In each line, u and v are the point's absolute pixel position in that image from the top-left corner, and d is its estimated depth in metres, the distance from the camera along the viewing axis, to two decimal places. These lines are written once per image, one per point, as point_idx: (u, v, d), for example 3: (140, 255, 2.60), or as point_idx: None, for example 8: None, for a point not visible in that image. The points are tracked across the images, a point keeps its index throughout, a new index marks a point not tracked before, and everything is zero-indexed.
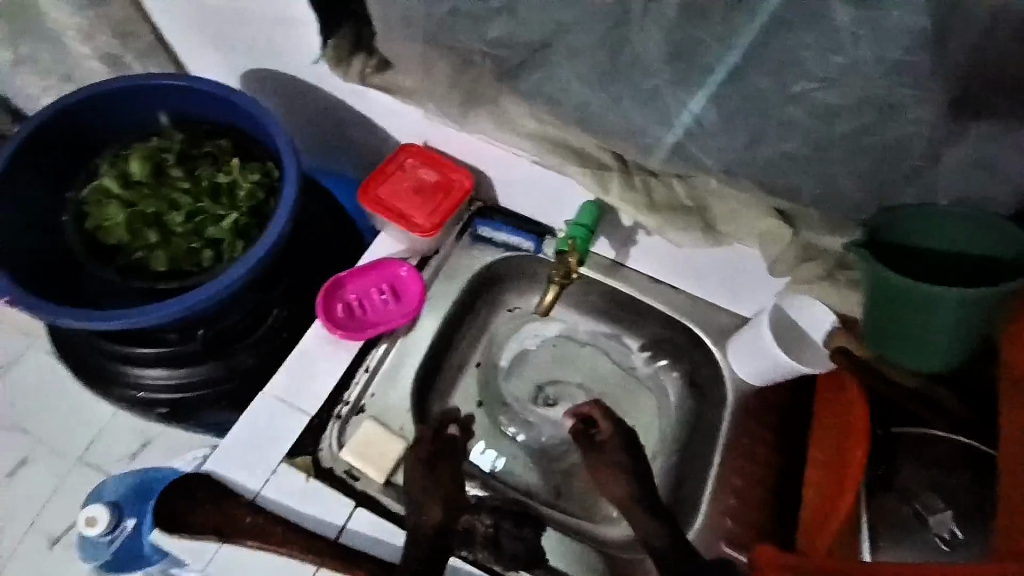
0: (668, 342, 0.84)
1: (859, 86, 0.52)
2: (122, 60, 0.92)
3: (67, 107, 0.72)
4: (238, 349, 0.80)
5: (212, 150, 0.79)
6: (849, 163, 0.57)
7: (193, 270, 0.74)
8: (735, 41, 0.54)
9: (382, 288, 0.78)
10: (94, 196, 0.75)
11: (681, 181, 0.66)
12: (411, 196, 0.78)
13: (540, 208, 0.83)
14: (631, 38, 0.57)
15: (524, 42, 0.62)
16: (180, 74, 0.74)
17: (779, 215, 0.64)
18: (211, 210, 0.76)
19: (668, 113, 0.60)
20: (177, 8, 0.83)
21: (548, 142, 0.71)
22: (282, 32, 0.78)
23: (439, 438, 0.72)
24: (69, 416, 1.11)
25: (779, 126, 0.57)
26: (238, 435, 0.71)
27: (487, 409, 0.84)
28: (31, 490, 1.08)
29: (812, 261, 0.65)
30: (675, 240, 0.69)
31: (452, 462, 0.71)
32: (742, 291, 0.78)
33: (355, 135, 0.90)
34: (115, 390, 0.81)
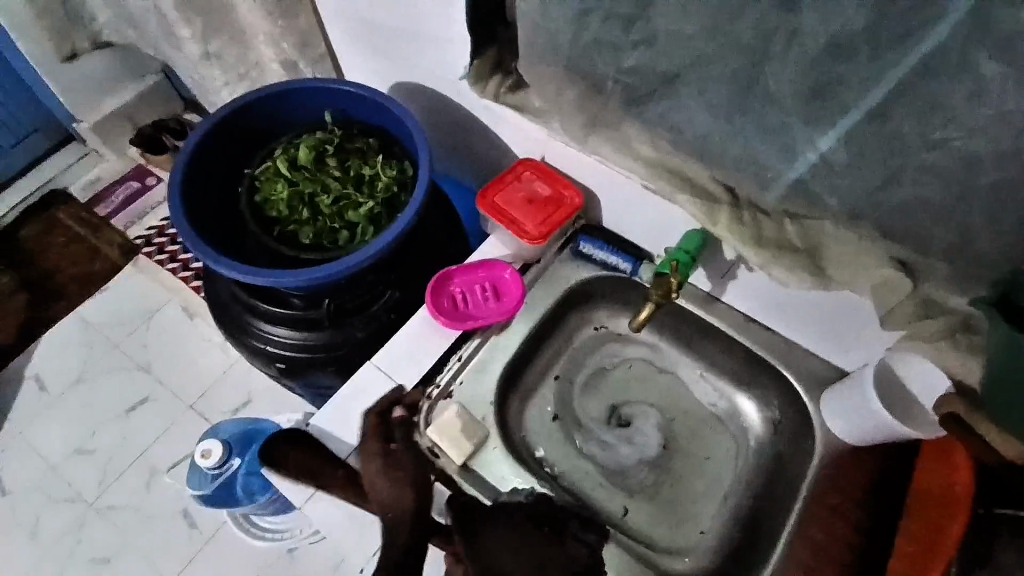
0: (757, 379, 0.84)
1: (1012, 141, 0.49)
2: (296, 65, 1.07)
3: (258, 97, 0.85)
4: (352, 323, 0.89)
5: (362, 147, 0.89)
6: (984, 218, 0.55)
7: (330, 247, 0.85)
8: (876, 84, 0.53)
9: (484, 286, 0.84)
10: (263, 173, 0.88)
11: (793, 220, 0.67)
12: (524, 205, 0.84)
13: (643, 233, 0.86)
14: (765, 76, 0.58)
15: (656, 73, 0.66)
16: (353, 80, 0.85)
17: (901, 267, 0.62)
18: (352, 196, 0.87)
19: (792, 150, 0.62)
20: (350, 21, 0.96)
21: (662, 168, 0.73)
22: (435, 49, 0.87)
23: (382, 425, 0.75)
24: (193, 365, 1.28)
25: (915, 172, 0.56)
26: (342, 396, 0.78)
27: (562, 425, 0.86)
28: (148, 425, 1.24)
29: (930, 319, 0.62)
30: (780, 279, 0.68)
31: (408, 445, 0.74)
32: (844, 340, 0.76)
33: (480, 147, 0.99)
34: (245, 342, 0.93)
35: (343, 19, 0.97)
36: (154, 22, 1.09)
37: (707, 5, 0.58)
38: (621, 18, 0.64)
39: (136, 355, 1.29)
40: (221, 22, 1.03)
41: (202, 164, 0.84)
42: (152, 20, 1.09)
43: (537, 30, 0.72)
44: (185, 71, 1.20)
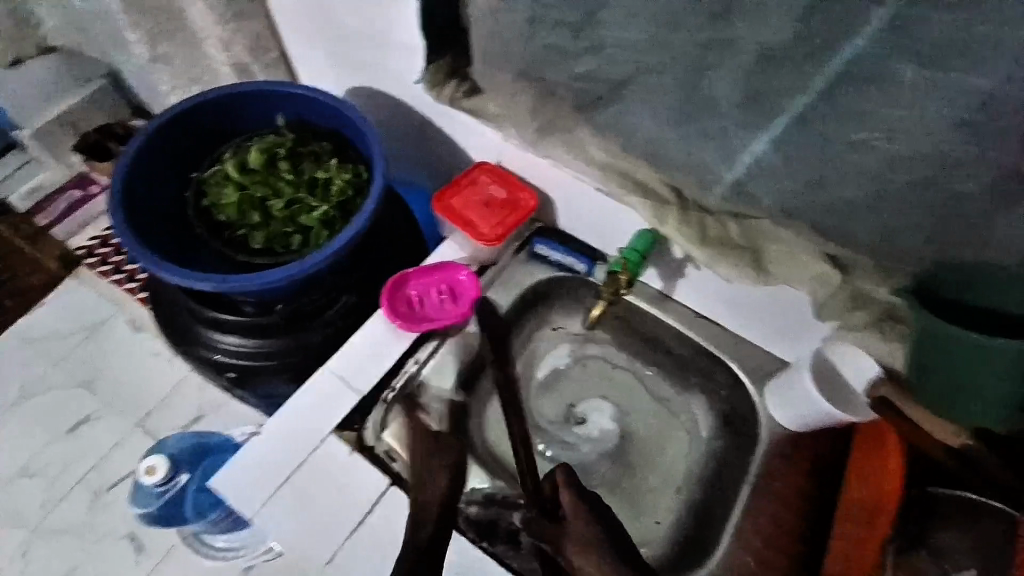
0: (708, 373, 0.86)
1: (923, 143, 0.53)
2: (249, 69, 1.06)
3: (205, 100, 0.84)
4: (308, 328, 0.88)
5: (315, 150, 0.89)
6: (904, 216, 0.59)
7: (283, 251, 0.84)
8: (802, 92, 0.56)
9: (441, 289, 0.85)
10: (214, 177, 0.86)
11: (736, 219, 0.70)
12: (480, 208, 0.85)
13: (597, 235, 0.89)
14: (704, 83, 0.61)
15: (604, 79, 0.68)
16: (304, 84, 0.85)
17: (831, 261, 0.66)
18: (305, 200, 0.86)
19: (732, 153, 0.65)
20: (305, 26, 0.96)
21: (613, 172, 0.76)
22: (392, 55, 0.88)
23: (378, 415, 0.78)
24: (139, 379, 1.22)
25: (840, 173, 0.59)
26: (296, 404, 0.78)
27: None
28: (93, 444, 1.18)
29: (861, 309, 0.66)
30: (725, 275, 0.72)
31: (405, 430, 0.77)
32: (785, 334, 0.80)
33: (437, 152, 0.99)
34: (194, 352, 0.90)
35: (298, 23, 0.97)
36: (100, 24, 1.06)
37: (648, 15, 0.60)
38: (567, 25, 0.66)
39: (79, 371, 1.23)
40: (170, 26, 1.01)
41: (146, 167, 0.82)
42: (98, 22, 1.06)
43: (491, 36, 0.74)
44: (134, 75, 1.17)
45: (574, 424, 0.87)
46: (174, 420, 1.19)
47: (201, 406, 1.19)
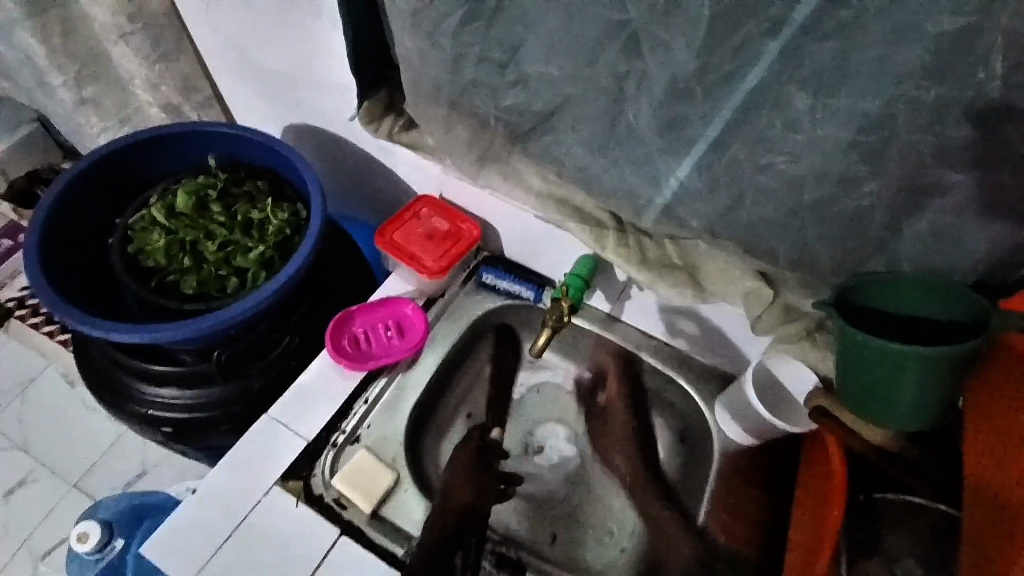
0: (660, 392, 0.87)
1: (829, 163, 0.56)
2: (181, 109, 1.03)
3: (126, 144, 0.83)
4: (249, 374, 0.84)
5: (249, 190, 0.87)
6: (822, 231, 0.61)
7: (217, 295, 0.81)
8: (714, 118, 0.58)
9: (387, 324, 0.84)
10: (140, 223, 0.83)
11: (672, 241, 0.73)
12: (423, 241, 0.85)
13: (542, 261, 0.89)
14: (626, 112, 0.63)
15: (532, 111, 0.70)
16: (231, 122, 0.85)
17: (762, 278, 0.69)
18: (240, 241, 0.84)
19: (657, 178, 0.66)
20: (236, 66, 0.95)
21: (553, 200, 0.78)
22: (326, 92, 0.88)
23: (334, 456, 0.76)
24: (74, 437, 1.15)
25: (755, 195, 0.61)
26: (237, 455, 0.74)
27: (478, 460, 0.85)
28: (22, 512, 1.09)
29: (793, 321, 0.69)
30: (664, 294, 0.75)
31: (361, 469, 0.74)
32: (728, 349, 0.82)
33: (379, 186, 0.99)
34: (125, 407, 0.85)
35: (228, 64, 0.95)
36: (21, 70, 1.02)
37: (566, 51, 0.62)
38: (492, 62, 0.68)
39: (10, 432, 1.15)
40: (95, 69, 0.98)
41: (70, 210, 0.82)
42: (20, 67, 1.02)
43: (418, 73, 0.74)
44: (61, 120, 1.13)
45: (531, 453, 0.87)
46: (115, 477, 1.12)
47: (144, 461, 1.12)
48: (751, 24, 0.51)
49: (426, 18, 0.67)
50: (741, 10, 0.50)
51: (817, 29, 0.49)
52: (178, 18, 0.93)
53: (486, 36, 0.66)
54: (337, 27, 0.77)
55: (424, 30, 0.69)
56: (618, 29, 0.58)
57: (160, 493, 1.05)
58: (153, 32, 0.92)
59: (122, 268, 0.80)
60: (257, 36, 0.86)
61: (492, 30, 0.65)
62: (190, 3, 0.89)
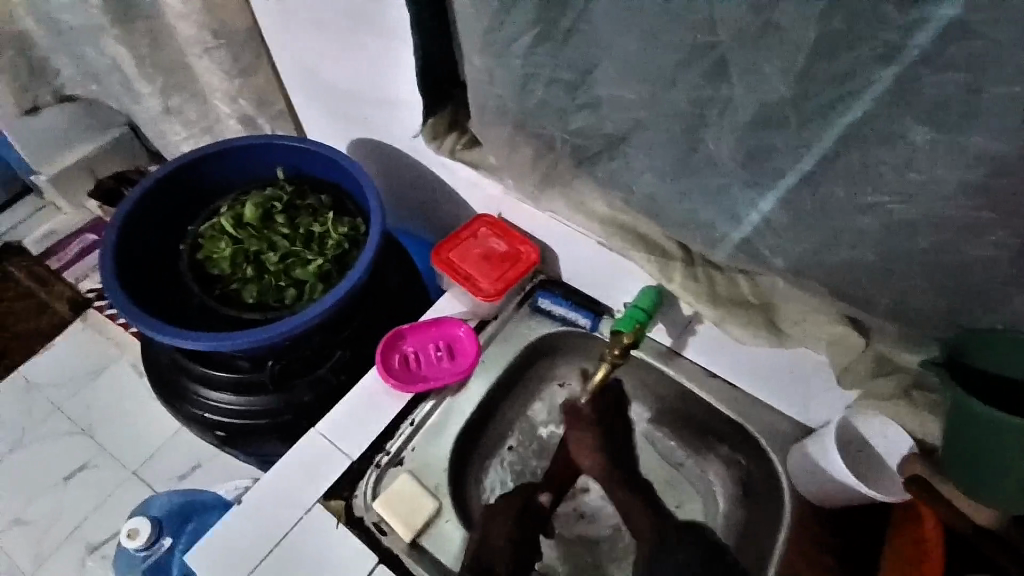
0: (722, 436, 0.81)
1: (938, 205, 0.50)
2: (255, 121, 1.07)
3: (201, 156, 0.86)
4: (299, 385, 0.84)
5: (313, 203, 0.88)
6: (927, 280, 0.55)
7: (275, 305, 0.82)
8: (807, 149, 0.53)
9: (438, 345, 0.82)
10: (208, 231, 0.85)
11: (746, 277, 0.68)
12: (479, 262, 0.83)
13: (600, 288, 0.85)
14: (705, 139, 0.59)
15: (602, 135, 0.66)
16: (300, 136, 0.86)
17: (850, 324, 0.64)
18: (301, 253, 0.84)
19: (736, 212, 0.61)
20: (307, 81, 0.97)
21: (618, 227, 0.74)
22: (392, 109, 0.89)
23: (377, 476, 0.74)
24: (136, 428, 1.19)
25: (851, 235, 0.55)
26: (280, 469, 0.73)
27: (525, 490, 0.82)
28: (83, 494, 1.14)
29: (885, 377, 0.64)
30: (737, 336, 0.70)
31: (405, 493, 0.72)
32: (802, 397, 0.76)
33: (438, 204, 0.98)
34: (182, 408, 0.88)
35: (300, 79, 0.97)
36: (114, 77, 1.08)
37: (643, 74, 0.58)
38: (563, 83, 0.65)
39: (78, 418, 1.20)
40: (180, 80, 1.03)
41: (144, 216, 0.85)
42: (112, 75, 1.08)
43: (485, 93, 0.72)
44: (146, 126, 1.19)
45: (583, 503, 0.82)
46: (170, 470, 1.15)
47: (198, 455, 1.16)
48: (861, 49, 0.45)
49: (497, 38, 0.66)
50: (850, 35, 0.45)
51: (940, 57, 0.43)
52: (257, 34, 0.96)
53: (558, 56, 0.63)
54: (406, 44, 0.77)
55: (495, 50, 0.67)
56: (702, 52, 0.53)
57: (209, 492, 1.08)
58: (234, 47, 0.95)
59: (188, 275, 0.82)
60: (330, 53, 0.87)
61: (565, 51, 0.62)
62: (269, 22, 0.91)
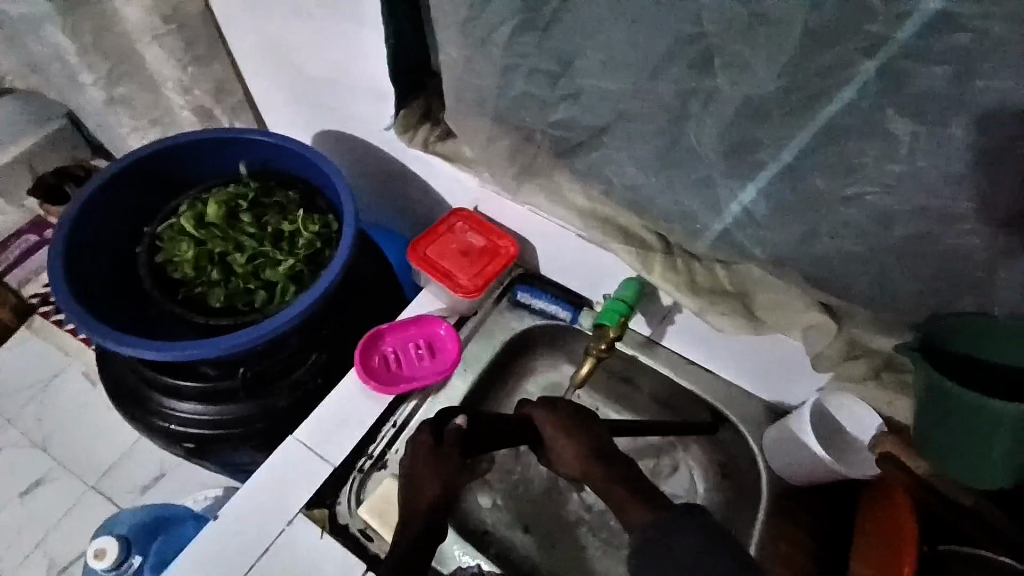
0: (702, 422, 0.83)
1: (915, 197, 0.51)
2: (212, 112, 1.01)
3: (155, 152, 0.81)
4: (275, 392, 0.82)
5: (281, 199, 0.84)
6: (900, 267, 0.57)
7: (246, 309, 0.78)
8: (792, 141, 0.54)
9: (418, 343, 0.80)
10: (168, 233, 0.80)
11: (723, 266, 0.68)
12: (457, 257, 0.81)
13: (580, 279, 0.84)
14: (689, 130, 0.58)
15: (585, 126, 0.65)
16: (265, 130, 0.82)
17: (825, 310, 0.65)
18: (270, 253, 0.81)
19: (718, 203, 0.62)
20: (271, 71, 0.92)
21: (597, 219, 0.73)
22: (364, 100, 0.86)
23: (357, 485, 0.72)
24: (94, 438, 1.13)
25: (833, 225, 0.57)
26: (260, 480, 0.71)
27: (534, 474, 0.83)
28: (39, 512, 1.07)
29: (857, 359, 0.65)
30: (715, 324, 0.70)
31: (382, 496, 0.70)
32: (779, 382, 0.78)
33: (411, 199, 0.96)
34: (146, 420, 0.83)
35: (265, 70, 0.93)
36: (51, 65, 1.00)
37: (628, 66, 0.58)
38: (545, 74, 0.63)
39: (28, 432, 1.13)
40: (126, 68, 0.96)
41: (94, 219, 0.80)
42: (49, 64, 1.01)
43: (464, 83, 0.70)
44: (89, 119, 1.11)
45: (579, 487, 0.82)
46: (133, 482, 1.10)
47: (163, 463, 1.11)
48: (846, 43, 0.46)
49: (477, 27, 0.63)
50: (837, 29, 0.46)
51: (924, 51, 0.44)
52: (213, 21, 0.91)
53: (540, 48, 0.62)
54: (378, 31, 0.74)
55: (475, 39, 0.65)
56: (688, 43, 0.53)
57: (177, 505, 1.02)
58: (189, 34, 0.89)
59: (147, 280, 0.77)
60: (297, 41, 0.83)
61: (546, 41, 0.61)
62: (232, 10, 0.86)
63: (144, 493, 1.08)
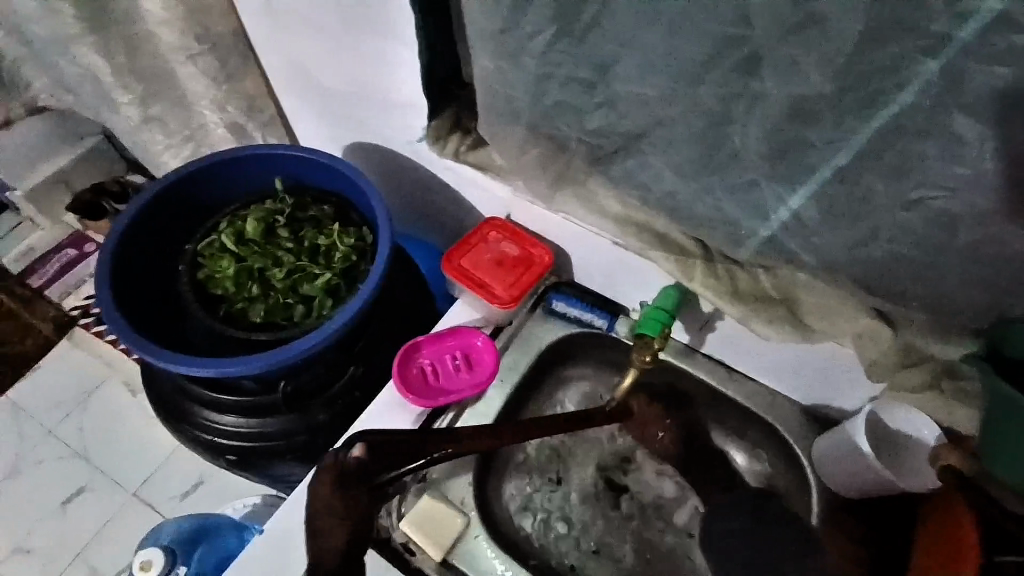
0: (745, 432, 0.80)
1: (980, 200, 0.49)
2: (243, 128, 1.02)
3: (194, 171, 0.83)
4: (314, 405, 0.82)
5: (317, 214, 0.85)
6: (961, 272, 0.54)
7: (284, 324, 0.79)
8: (844, 143, 0.52)
9: (455, 355, 0.79)
10: (208, 250, 0.82)
11: (767, 272, 0.66)
12: (492, 267, 0.80)
13: (615, 286, 0.83)
14: (733, 135, 0.57)
15: (623, 132, 0.64)
16: (299, 146, 0.83)
17: (877, 316, 0.62)
18: (307, 268, 0.81)
19: (764, 208, 0.60)
20: (301, 86, 0.93)
21: (634, 225, 0.71)
22: (394, 113, 0.85)
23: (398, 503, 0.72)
24: (135, 447, 1.15)
25: (889, 228, 0.55)
26: (303, 494, 0.71)
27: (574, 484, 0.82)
28: (84, 521, 1.10)
29: (913, 367, 0.63)
30: (760, 331, 0.68)
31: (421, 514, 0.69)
32: (824, 389, 0.75)
33: (442, 208, 0.96)
34: (189, 434, 0.85)
35: (295, 85, 0.94)
36: (89, 87, 1.03)
37: (667, 71, 0.56)
38: (580, 82, 0.62)
39: (72, 442, 1.16)
40: (159, 86, 0.98)
41: (137, 238, 0.81)
42: (86, 85, 1.03)
43: (497, 94, 0.70)
44: (124, 136, 1.14)
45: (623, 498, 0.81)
46: (174, 489, 1.12)
47: (201, 470, 1.13)
48: (905, 42, 0.44)
49: (512, 37, 0.63)
50: (893, 28, 0.44)
51: (993, 49, 0.42)
52: (244, 38, 0.92)
53: (576, 55, 0.61)
54: (407, 46, 0.74)
55: (509, 50, 0.64)
56: (733, 47, 0.51)
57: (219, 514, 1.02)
58: (221, 52, 0.91)
59: (189, 296, 0.78)
60: (326, 56, 0.83)
61: (582, 48, 0.60)
62: (263, 28, 0.87)
63: (184, 501, 1.11)
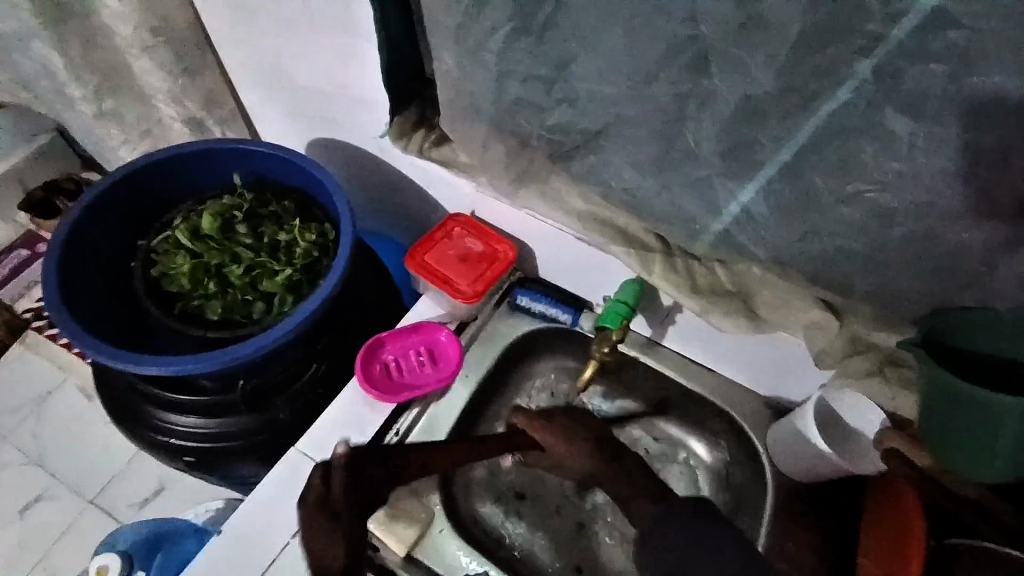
0: (706, 425, 0.82)
1: (915, 193, 0.52)
2: (204, 123, 1.00)
3: (148, 165, 0.81)
4: (276, 403, 0.81)
5: (277, 210, 0.84)
6: (901, 263, 0.57)
7: (244, 321, 0.78)
8: (791, 139, 0.53)
9: (419, 351, 0.79)
10: (164, 246, 0.80)
11: (722, 266, 0.68)
12: (456, 264, 0.80)
13: (579, 282, 0.84)
14: (687, 131, 0.58)
15: (582, 129, 0.65)
16: (258, 140, 0.82)
17: (826, 307, 0.65)
18: (267, 264, 0.80)
19: (717, 203, 0.62)
20: (261, 80, 0.91)
21: (597, 222, 0.72)
22: (359, 109, 0.85)
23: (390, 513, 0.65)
24: (92, 453, 1.12)
25: (833, 222, 0.57)
26: (262, 494, 0.70)
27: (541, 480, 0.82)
28: (37, 531, 1.06)
29: (859, 355, 0.64)
30: (716, 323, 0.69)
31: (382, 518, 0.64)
32: (778, 379, 0.78)
33: (407, 206, 0.96)
34: (145, 436, 0.82)
35: (255, 78, 0.92)
36: (41, 80, 1.00)
37: (624, 69, 0.57)
38: (540, 79, 0.63)
39: (25, 449, 1.12)
40: (114, 80, 0.95)
41: (88, 234, 0.79)
42: (38, 78, 1.00)
43: (458, 90, 0.70)
44: (79, 133, 1.10)
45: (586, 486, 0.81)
46: (133, 496, 1.09)
47: (162, 475, 1.10)
48: (842, 44, 0.46)
49: (471, 34, 0.63)
50: (832, 29, 0.46)
51: (924, 49, 0.44)
52: (203, 32, 0.90)
53: (535, 52, 0.61)
54: (370, 42, 0.74)
55: (468, 46, 0.64)
56: (685, 45, 0.53)
57: (178, 519, 0.99)
58: (177, 45, 0.88)
59: (144, 293, 0.76)
60: (288, 50, 0.82)
61: (541, 45, 0.60)
62: (222, 20, 0.85)
63: (144, 508, 1.08)
